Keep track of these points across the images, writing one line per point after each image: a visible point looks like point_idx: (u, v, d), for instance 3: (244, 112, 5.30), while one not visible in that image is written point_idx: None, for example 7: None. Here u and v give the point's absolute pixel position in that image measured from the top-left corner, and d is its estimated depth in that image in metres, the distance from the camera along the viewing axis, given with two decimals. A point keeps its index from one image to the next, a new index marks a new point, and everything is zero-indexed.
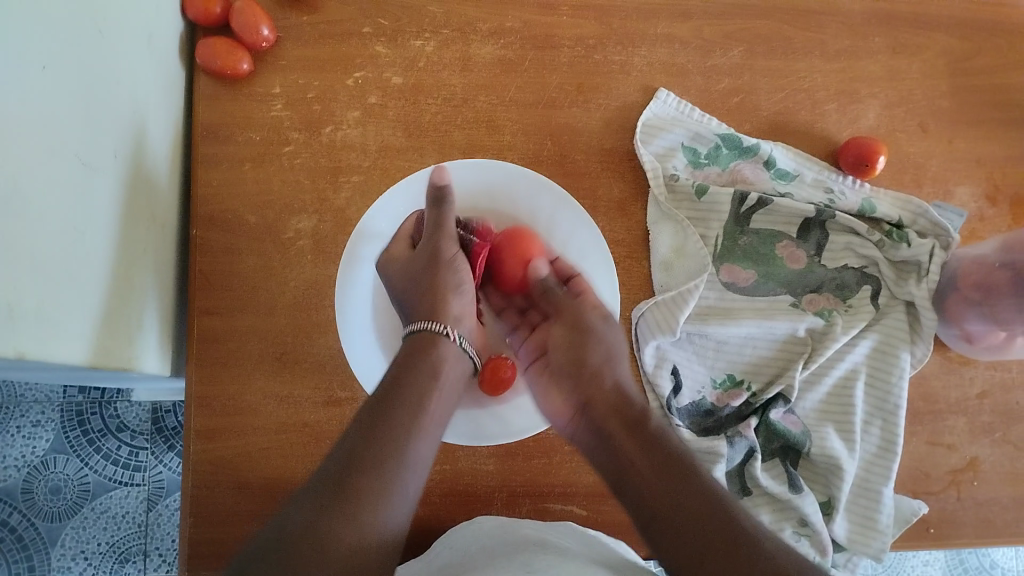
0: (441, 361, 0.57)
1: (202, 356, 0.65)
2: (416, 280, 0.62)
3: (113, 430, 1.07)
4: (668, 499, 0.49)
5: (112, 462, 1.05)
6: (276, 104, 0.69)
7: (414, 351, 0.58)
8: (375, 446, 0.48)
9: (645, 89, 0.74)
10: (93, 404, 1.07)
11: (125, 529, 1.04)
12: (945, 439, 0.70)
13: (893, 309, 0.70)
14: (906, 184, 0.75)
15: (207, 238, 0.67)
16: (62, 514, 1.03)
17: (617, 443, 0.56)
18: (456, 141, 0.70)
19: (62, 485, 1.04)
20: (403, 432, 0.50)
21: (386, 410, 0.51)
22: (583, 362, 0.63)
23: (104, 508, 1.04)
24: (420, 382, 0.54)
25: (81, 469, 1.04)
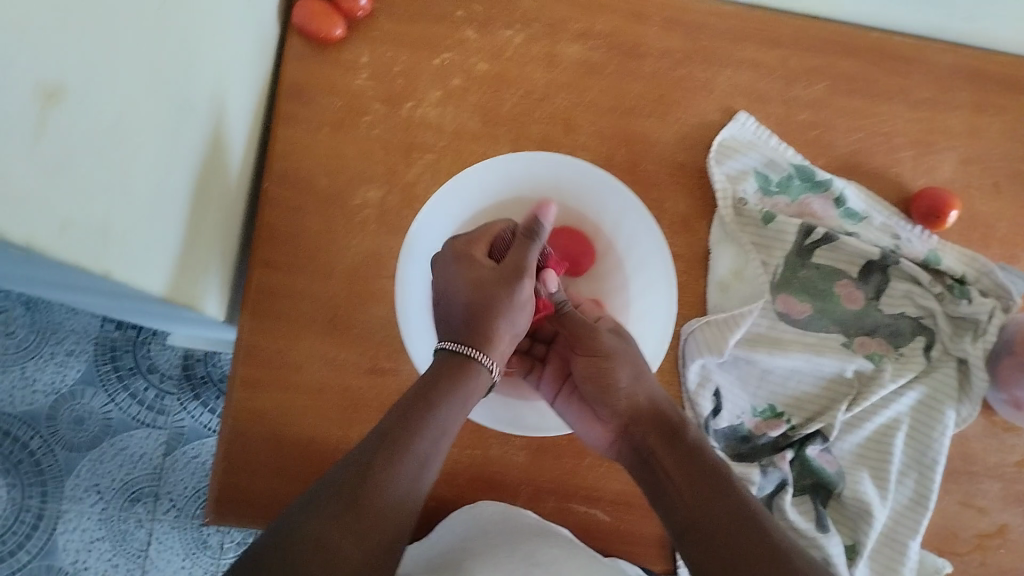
0: (467, 377, 0.56)
1: (258, 308, 0.66)
2: (475, 301, 0.58)
3: (143, 370, 1.09)
4: (704, 512, 0.51)
5: (138, 402, 1.08)
6: (361, 74, 0.70)
7: (442, 369, 0.56)
8: (398, 447, 0.49)
9: (725, 110, 0.74)
10: (128, 342, 1.09)
11: (140, 469, 1.06)
12: (977, 502, 0.70)
13: (944, 364, 0.69)
14: (973, 241, 0.74)
15: (277, 195, 0.68)
16: (82, 446, 1.05)
17: (658, 461, 0.56)
18: (531, 134, 0.71)
19: (86, 417, 1.06)
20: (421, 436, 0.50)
21: (413, 415, 0.51)
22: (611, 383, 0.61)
23: (124, 445, 1.06)
24: (439, 396, 0.53)
25: (106, 404, 1.07)
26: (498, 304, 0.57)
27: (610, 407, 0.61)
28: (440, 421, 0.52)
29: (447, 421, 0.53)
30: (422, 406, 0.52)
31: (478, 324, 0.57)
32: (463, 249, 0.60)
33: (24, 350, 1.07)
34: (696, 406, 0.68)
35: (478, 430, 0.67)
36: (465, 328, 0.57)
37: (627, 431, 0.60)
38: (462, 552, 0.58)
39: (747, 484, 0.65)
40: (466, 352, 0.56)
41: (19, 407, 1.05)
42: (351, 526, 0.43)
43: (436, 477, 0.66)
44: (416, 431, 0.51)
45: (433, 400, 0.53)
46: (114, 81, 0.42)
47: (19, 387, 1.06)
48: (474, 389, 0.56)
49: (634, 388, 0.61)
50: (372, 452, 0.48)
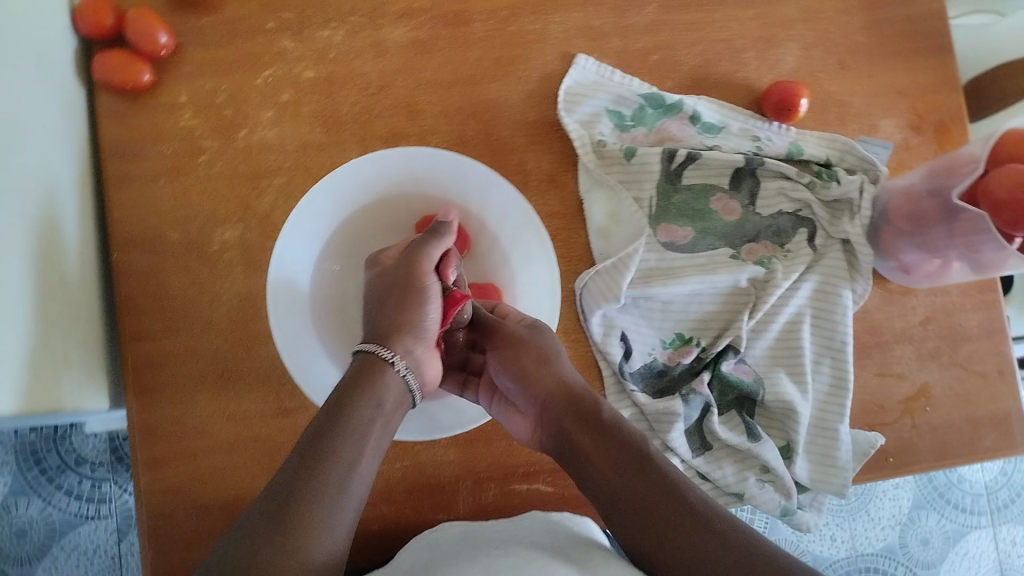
0: (385, 384, 0.55)
1: (140, 385, 0.63)
2: (384, 298, 0.61)
3: (72, 464, 1.03)
4: (628, 484, 0.52)
5: (75, 497, 1.03)
6: (184, 113, 0.66)
7: (361, 372, 0.55)
8: (324, 460, 0.47)
9: (565, 56, 0.73)
10: (47, 441, 1.03)
11: (99, 561, 1.03)
12: (894, 369, 0.72)
13: (831, 249, 0.70)
14: (831, 122, 0.76)
15: (131, 262, 0.64)
16: (31, 557, 1.01)
17: (578, 441, 0.57)
18: (377, 131, 0.69)
19: (27, 527, 1.01)
20: (348, 441, 0.50)
21: (339, 418, 0.51)
22: (524, 368, 0.62)
23: (75, 544, 1.02)
24: (360, 402, 0.52)
25: (44, 509, 1.02)
26: (405, 294, 0.60)
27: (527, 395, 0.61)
28: (366, 429, 0.52)
29: (372, 426, 0.52)
30: (344, 415, 0.51)
31: (387, 322, 0.59)
32: (374, 256, 0.65)
33: None
34: (607, 355, 0.67)
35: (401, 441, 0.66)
36: (379, 331, 0.59)
37: (544, 413, 0.60)
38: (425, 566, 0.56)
39: (674, 417, 0.65)
40: (378, 353, 0.56)
41: None
42: (289, 552, 0.42)
43: (373, 497, 0.65)
44: (343, 439, 0.49)
45: (355, 405, 0.52)
46: None
47: None
48: (389, 389, 0.55)
49: (540, 371, 0.61)
50: (298, 471, 0.47)
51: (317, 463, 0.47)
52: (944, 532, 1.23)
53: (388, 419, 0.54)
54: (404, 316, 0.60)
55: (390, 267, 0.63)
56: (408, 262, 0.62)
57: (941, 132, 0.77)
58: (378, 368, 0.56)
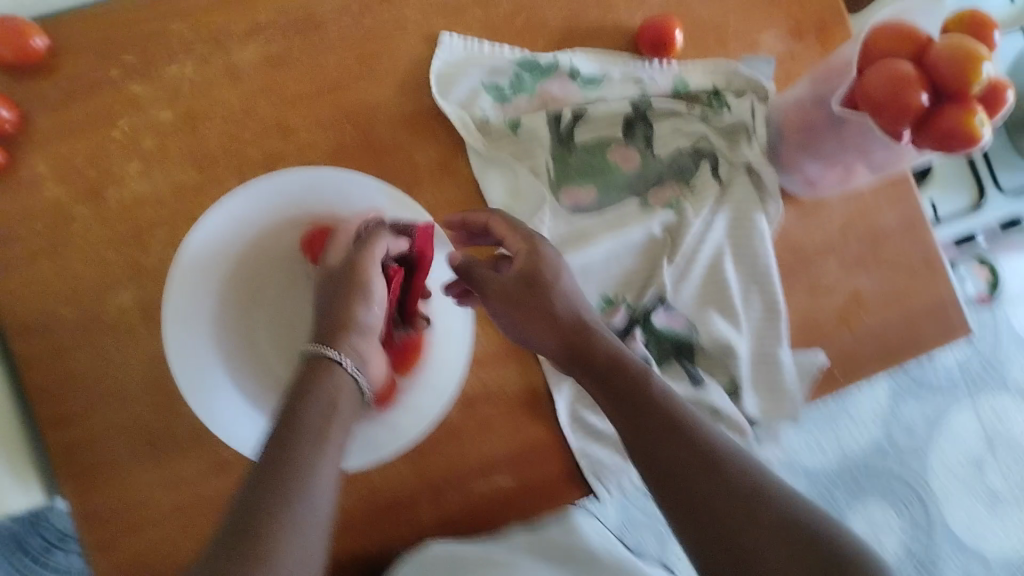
0: (335, 385, 0.52)
1: (70, 469, 0.61)
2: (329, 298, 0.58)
3: None
4: (683, 462, 0.49)
5: None
6: (47, 184, 0.63)
7: (310, 377, 0.52)
8: (286, 478, 0.44)
9: (430, 38, 0.70)
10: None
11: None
12: (822, 282, 0.71)
13: (737, 176, 0.69)
14: (712, 48, 0.74)
15: (29, 347, 0.62)
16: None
17: (620, 390, 0.54)
18: (253, 157, 0.66)
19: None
20: (309, 446, 0.46)
21: (296, 430, 0.47)
22: (530, 300, 0.57)
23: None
24: (314, 410, 0.49)
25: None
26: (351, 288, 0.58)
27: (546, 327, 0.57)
28: (322, 435, 0.48)
29: (329, 427, 0.49)
30: (300, 420, 0.48)
31: (331, 322, 0.56)
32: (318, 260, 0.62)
33: None
34: None
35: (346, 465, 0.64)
36: (328, 328, 0.56)
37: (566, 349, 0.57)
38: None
39: None
40: (325, 352, 0.54)
41: None
42: None
43: (330, 528, 0.63)
44: (302, 451, 0.46)
45: (308, 409, 0.49)
46: None
47: None
48: (341, 390, 0.52)
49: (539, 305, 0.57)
50: (264, 494, 0.43)
51: (283, 475, 0.44)
52: (926, 417, 1.24)
53: (345, 423, 0.51)
54: (355, 309, 0.57)
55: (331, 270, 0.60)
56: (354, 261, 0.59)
57: (824, 32, 0.75)
58: (324, 371, 0.53)
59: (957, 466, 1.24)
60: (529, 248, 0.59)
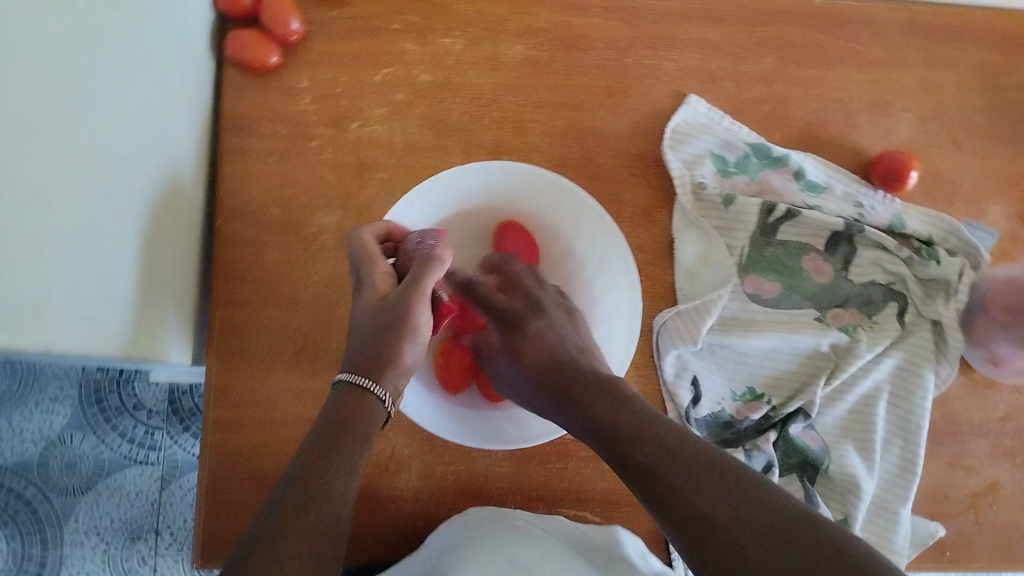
0: (367, 419, 0.49)
1: (223, 347, 0.65)
2: (375, 333, 0.52)
3: (130, 408, 1.06)
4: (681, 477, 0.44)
5: (127, 440, 1.05)
6: (304, 98, 0.69)
7: (340, 407, 0.50)
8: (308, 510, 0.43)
9: (675, 94, 0.73)
10: (111, 382, 1.06)
11: (138, 507, 1.04)
12: (965, 462, 0.69)
13: (918, 327, 0.69)
14: (938, 200, 0.74)
15: (234, 230, 0.67)
16: (77, 490, 1.03)
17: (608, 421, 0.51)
18: (483, 141, 0.70)
19: (78, 461, 1.04)
20: (335, 479, 0.45)
21: (323, 459, 0.46)
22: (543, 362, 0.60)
23: (119, 485, 1.04)
24: (342, 440, 0.47)
25: (97, 446, 1.04)
26: (398, 330, 0.52)
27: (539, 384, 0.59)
28: (351, 470, 0.46)
29: (359, 463, 0.47)
30: (333, 448, 0.46)
31: (379, 351, 0.52)
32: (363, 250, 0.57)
33: (7, 400, 1.04)
34: (675, 398, 0.67)
35: (460, 445, 0.66)
36: (366, 358, 0.52)
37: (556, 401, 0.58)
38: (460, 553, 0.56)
39: None
40: (371, 388, 0.50)
41: (9, 458, 1.03)
42: None
43: (423, 496, 0.65)
44: (328, 482, 0.45)
45: (340, 440, 0.47)
46: (39, 152, 0.40)
47: (7, 439, 1.03)
48: (372, 423, 0.50)
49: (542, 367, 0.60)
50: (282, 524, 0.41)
51: (307, 506, 0.43)
52: None
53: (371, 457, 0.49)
54: (403, 350, 0.52)
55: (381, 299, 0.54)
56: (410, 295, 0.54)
57: None
58: (363, 404, 0.50)
59: None
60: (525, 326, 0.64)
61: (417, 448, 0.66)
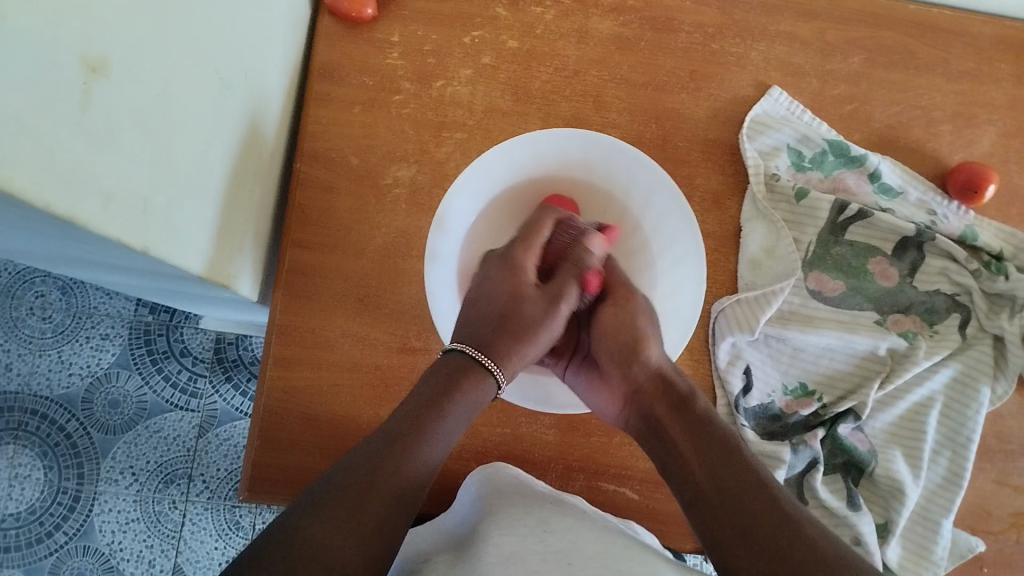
0: (473, 383, 0.55)
1: (289, 287, 0.66)
2: (505, 316, 0.59)
3: (176, 353, 1.08)
4: (723, 486, 0.50)
5: (170, 384, 1.07)
6: (393, 53, 0.70)
7: (453, 371, 0.55)
8: (404, 446, 0.48)
9: (758, 85, 0.73)
10: (161, 326, 1.08)
11: (174, 451, 1.06)
12: (1012, 480, 0.69)
13: (979, 341, 0.69)
14: (1012, 217, 0.73)
15: (310, 175, 0.68)
16: (117, 428, 1.06)
17: (663, 424, 0.57)
18: (562, 112, 0.71)
19: (121, 400, 1.06)
20: (430, 445, 0.49)
21: (426, 409, 0.51)
22: (625, 349, 0.62)
23: (158, 428, 1.06)
24: (450, 397, 0.53)
25: (141, 387, 1.07)
26: (522, 331, 0.59)
27: (621, 368, 0.62)
28: (449, 426, 0.52)
29: (455, 426, 0.52)
30: (429, 418, 0.50)
31: (500, 336, 0.58)
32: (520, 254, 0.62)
33: (60, 333, 1.07)
34: (726, 385, 0.67)
35: (510, 407, 0.67)
36: (487, 337, 0.58)
37: (636, 396, 0.60)
38: (474, 517, 0.55)
39: (777, 463, 0.65)
40: (483, 361, 0.56)
41: (56, 390, 1.06)
42: (340, 522, 0.42)
43: (468, 454, 0.66)
44: (426, 427, 0.50)
45: (447, 400, 0.52)
46: (164, 59, 0.42)
47: (55, 371, 1.06)
48: (478, 394, 0.55)
49: (617, 367, 0.62)
50: (377, 451, 0.47)
51: (403, 437, 0.48)
52: None
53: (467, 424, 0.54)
54: (523, 346, 0.59)
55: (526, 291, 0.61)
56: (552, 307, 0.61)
57: None
58: (472, 375, 0.55)
59: None
60: (619, 300, 0.64)
61: None
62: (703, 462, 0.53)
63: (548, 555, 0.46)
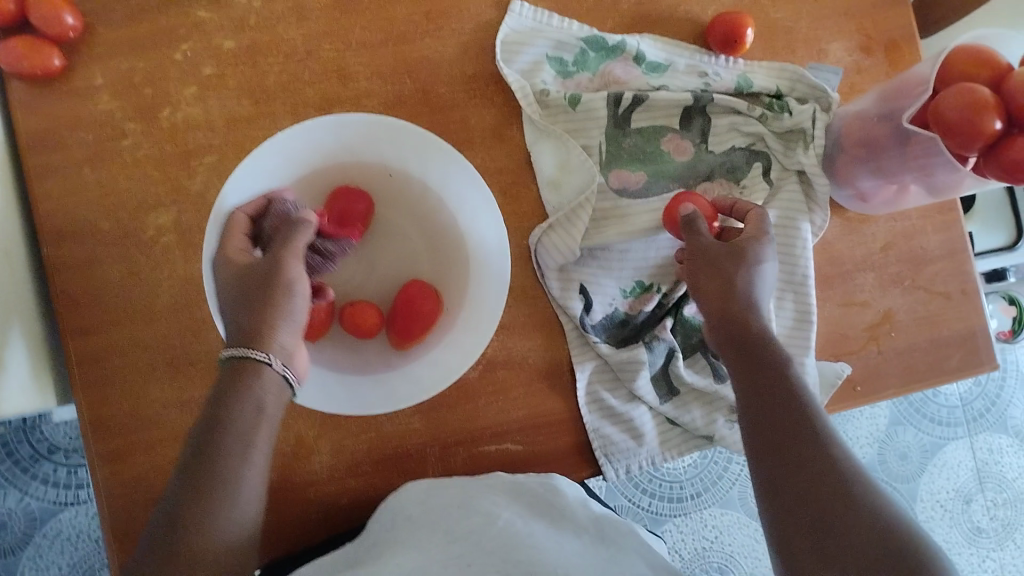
0: (259, 394, 0.49)
1: (87, 379, 0.60)
2: (246, 300, 0.51)
3: (45, 454, 0.99)
4: (790, 479, 0.48)
5: (52, 485, 0.99)
6: (102, 97, 0.63)
7: (230, 384, 0.49)
8: (203, 504, 0.45)
9: (498, 3, 0.70)
10: (17, 432, 0.98)
11: (83, 548, 0.98)
12: (857, 298, 0.71)
13: (787, 181, 0.69)
14: (779, 51, 0.73)
15: (61, 257, 0.61)
16: (14, 548, 0.97)
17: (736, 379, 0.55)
18: (310, 98, 0.66)
19: (6, 519, 0.97)
20: (236, 485, 0.46)
21: (214, 443, 0.46)
22: (727, 298, 0.58)
23: (57, 532, 0.98)
24: (237, 417, 0.47)
25: (22, 499, 0.98)
26: (267, 298, 0.51)
27: (714, 311, 0.58)
28: (247, 441, 0.47)
29: (255, 434, 0.48)
30: (220, 452, 0.46)
31: (253, 322, 0.51)
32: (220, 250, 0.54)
33: None
34: (567, 310, 0.66)
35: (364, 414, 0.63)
36: (244, 331, 0.51)
37: (716, 336, 0.58)
38: (380, 541, 0.52)
39: (637, 367, 0.66)
40: (250, 355, 0.49)
41: None
42: None
43: (338, 471, 0.63)
44: (218, 462, 0.46)
45: (231, 418, 0.47)
46: None
47: None
48: (266, 392, 0.49)
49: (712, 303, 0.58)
50: (178, 527, 0.44)
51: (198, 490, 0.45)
52: (921, 446, 1.19)
53: (273, 419, 0.50)
54: (273, 314, 0.51)
55: (250, 267, 0.53)
56: (275, 258, 0.52)
57: (892, 51, 0.75)
58: (249, 372, 0.49)
59: (946, 498, 1.18)
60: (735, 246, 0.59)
61: (323, 428, 0.63)
62: (761, 441, 0.51)
63: (455, 559, 0.46)
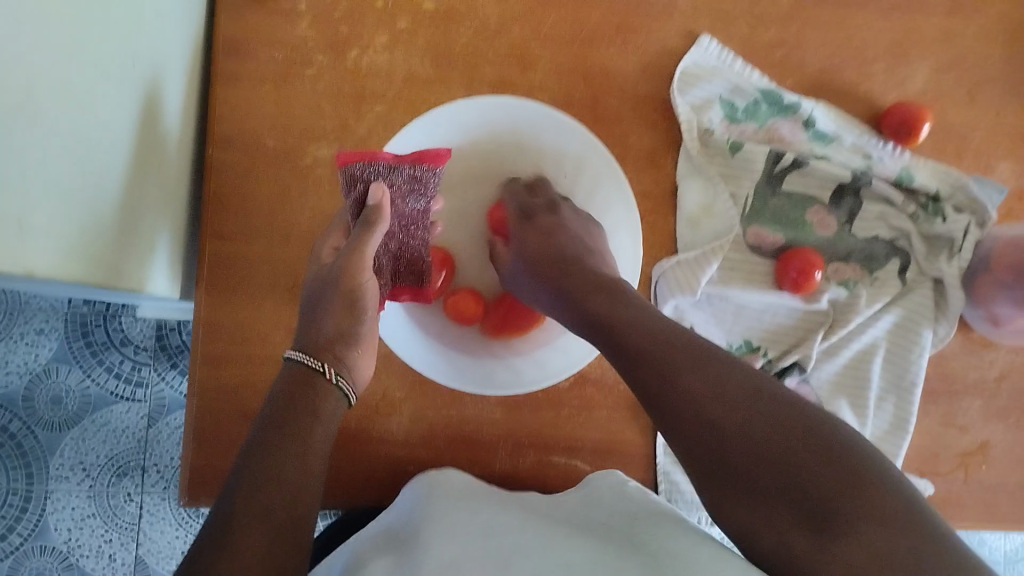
0: (314, 398, 0.47)
1: (213, 281, 0.64)
2: (321, 300, 0.53)
3: (116, 343, 1.00)
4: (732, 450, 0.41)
5: (114, 375, 1.00)
6: (301, 23, 0.66)
7: (281, 390, 0.47)
8: (259, 477, 0.41)
9: (687, 34, 0.70)
10: (98, 316, 1.00)
11: (124, 443, 1.00)
12: (958, 420, 0.69)
13: (920, 285, 0.69)
14: (947, 154, 0.72)
15: (223, 160, 0.64)
16: (61, 424, 0.99)
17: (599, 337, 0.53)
18: (486, 76, 0.68)
19: (63, 395, 0.99)
20: (291, 466, 0.42)
21: (268, 432, 0.44)
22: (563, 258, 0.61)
23: (105, 420, 1.00)
24: (291, 411, 0.45)
25: (83, 380, 0.99)
26: (335, 306, 0.53)
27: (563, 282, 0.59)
28: (300, 433, 0.45)
29: (310, 428, 0.45)
30: (275, 435, 0.43)
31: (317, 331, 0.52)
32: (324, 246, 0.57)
33: None
34: None
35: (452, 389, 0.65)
36: (311, 340, 0.51)
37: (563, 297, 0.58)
38: (412, 523, 0.51)
39: None
40: (307, 362, 0.49)
41: None
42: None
43: (413, 438, 0.65)
44: (271, 445, 0.43)
45: (281, 412, 0.45)
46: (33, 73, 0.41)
47: None
48: (321, 398, 0.47)
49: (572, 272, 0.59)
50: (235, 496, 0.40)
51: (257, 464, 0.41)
52: None
53: (328, 425, 0.47)
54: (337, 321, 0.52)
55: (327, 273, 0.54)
56: (348, 257, 0.53)
57: None
58: (306, 381, 0.48)
59: None
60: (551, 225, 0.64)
61: (410, 390, 0.65)
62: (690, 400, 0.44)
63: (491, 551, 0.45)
